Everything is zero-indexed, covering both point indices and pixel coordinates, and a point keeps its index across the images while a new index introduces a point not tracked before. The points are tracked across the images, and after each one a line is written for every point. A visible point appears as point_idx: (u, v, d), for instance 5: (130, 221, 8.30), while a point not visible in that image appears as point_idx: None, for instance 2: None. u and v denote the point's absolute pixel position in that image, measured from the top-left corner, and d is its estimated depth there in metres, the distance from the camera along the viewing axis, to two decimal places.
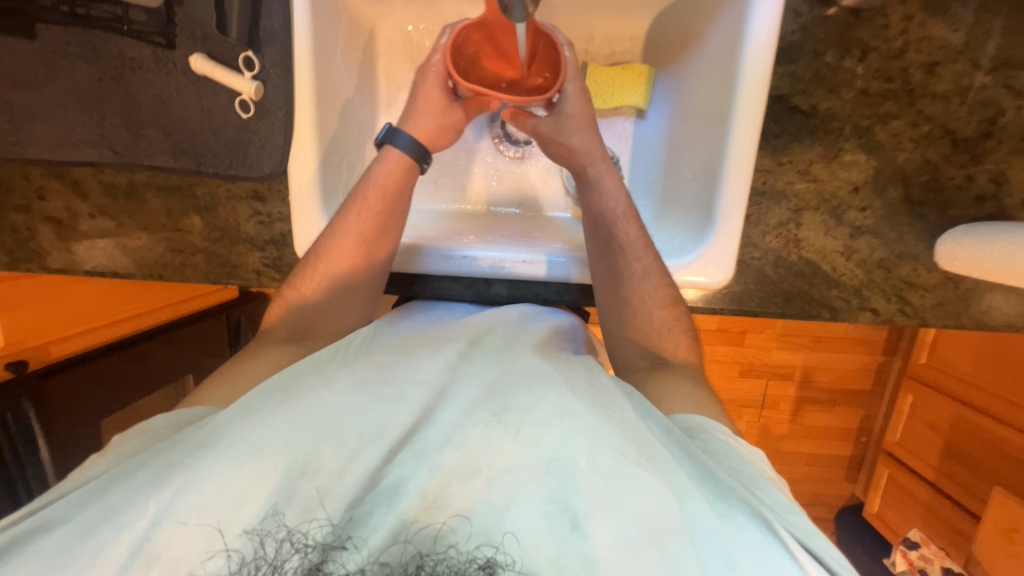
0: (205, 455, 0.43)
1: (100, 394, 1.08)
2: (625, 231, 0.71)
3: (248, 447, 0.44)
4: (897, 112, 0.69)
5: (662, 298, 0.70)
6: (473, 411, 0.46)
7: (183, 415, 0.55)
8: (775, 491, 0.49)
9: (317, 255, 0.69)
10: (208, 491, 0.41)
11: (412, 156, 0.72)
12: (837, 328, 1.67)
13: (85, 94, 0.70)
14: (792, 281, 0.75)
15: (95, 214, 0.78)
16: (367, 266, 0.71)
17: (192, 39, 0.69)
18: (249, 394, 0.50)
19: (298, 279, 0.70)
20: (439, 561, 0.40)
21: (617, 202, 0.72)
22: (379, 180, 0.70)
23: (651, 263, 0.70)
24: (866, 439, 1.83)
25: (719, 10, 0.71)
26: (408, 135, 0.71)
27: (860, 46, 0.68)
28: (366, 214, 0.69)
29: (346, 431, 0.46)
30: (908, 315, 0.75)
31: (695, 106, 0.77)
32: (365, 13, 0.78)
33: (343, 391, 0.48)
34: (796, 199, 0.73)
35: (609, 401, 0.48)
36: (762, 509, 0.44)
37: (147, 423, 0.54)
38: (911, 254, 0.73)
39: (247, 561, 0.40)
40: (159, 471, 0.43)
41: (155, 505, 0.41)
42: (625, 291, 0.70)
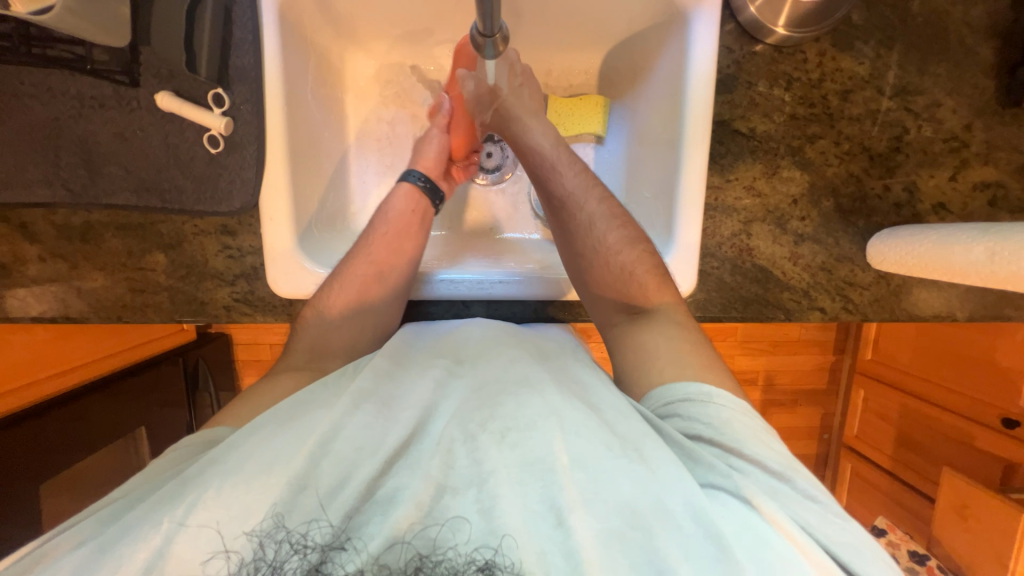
0: (221, 469, 0.45)
1: (40, 456, 0.97)
2: (559, 179, 0.73)
3: (258, 462, 0.45)
4: (822, 133, 0.79)
5: (616, 239, 0.70)
6: (464, 421, 0.49)
7: (212, 434, 0.54)
8: (761, 449, 0.50)
9: (333, 278, 0.70)
10: (219, 503, 0.43)
11: (421, 188, 0.79)
12: (793, 331, 1.80)
13: (38, 134, 0.68)
14: (748, 286, 0.81)
15: (45, 256, 0.74)
16: (382, 287, 0.70)
17: (158, 77, 0.68)
18: (266, 414, 0.52)
19: (314, 303, 0.69)
20: (439, 563, 0.41)
21: (547, 152, 0.75)
22: (394, 210, 0.76)
23: (596, 207, 0.71)
24: (827, 435, 1.95)
25: (662, 47, 0.80)
26: (415, 173, 0.79)
27: (785, 77, 0.77)
28: (381, 237, 0.73)
29: (345, 447, 0.47)
30: (851, 311, 0.83)
31: (650, 132, 0.84)
32: (335, 53, 0.82)
33: (343, 409, 0.50)
34: (745, 212, 0.80)
35: (595, 400, 0.52)
36: (744, 484, 0.46)
37: (179, 443, 0.55)
38: (847, 256, 0.81)
39: (247, 561, 0.41)
40: (179, 488, 0.45)
41: (170, 520, 0.42)
42: (578, 243, 0.71)
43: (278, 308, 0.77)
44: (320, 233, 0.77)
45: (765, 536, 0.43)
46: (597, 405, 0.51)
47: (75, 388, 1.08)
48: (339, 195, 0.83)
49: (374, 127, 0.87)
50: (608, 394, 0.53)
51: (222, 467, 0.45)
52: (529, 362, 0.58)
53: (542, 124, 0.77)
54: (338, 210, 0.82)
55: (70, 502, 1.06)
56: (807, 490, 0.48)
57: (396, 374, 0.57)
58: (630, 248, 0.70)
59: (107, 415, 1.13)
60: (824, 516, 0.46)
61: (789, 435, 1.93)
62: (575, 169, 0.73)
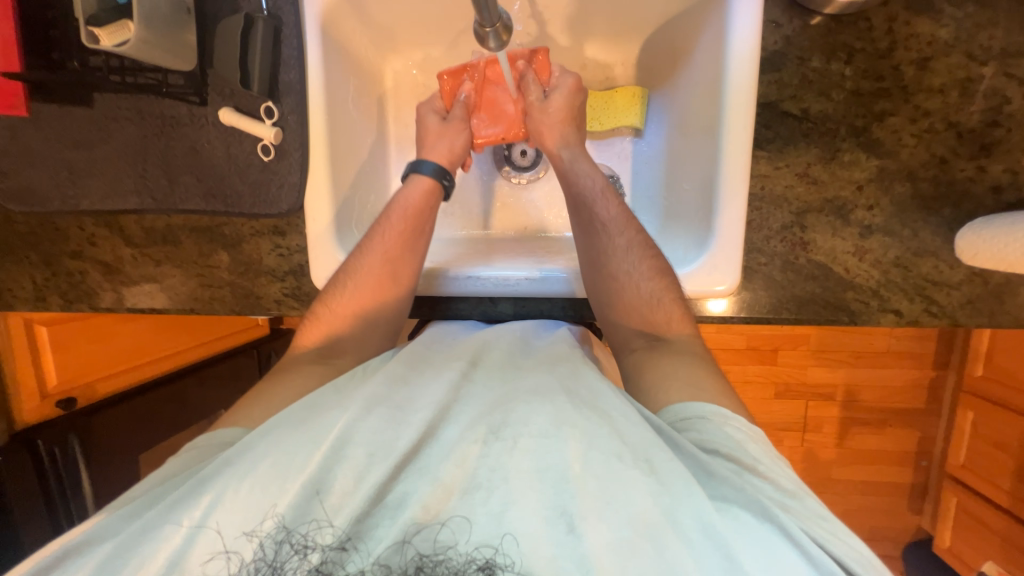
0: (234, 473, 0.47)
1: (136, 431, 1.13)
2: (604, 207, 0.74)
3: (271, 465, 0.48)
4: (894, 109, 0.69)
5: (648, 270, 0.71)
6: (472, 427, 0.50)
7: (222, 435, 0.59)
8: (775, 475, 0.51)
9: (347, 271, 0.74)
10: (232, 507, 0.46)
11: (434, 177, 0.78)
12: (880, 340, 1.59)
13: (131, 150, 0.80)
14: (803, 284, 0.73)
15: (136, 256, 0.86)
16: (396, 284, 0.75)
17: (222, 96, 0.77)
18: (283, 413, 0.55)
19: (329, 298, 0.74)
20: (440, 562, 0.44)
21: (594, 181, 0.76)
22: (404, 203, 0.76)
23: (634, 236, 0.73)
24: (926, 463, 1.69)
25: (702, 29, 0.74)
26: (431, 163, 0.78)
27: (846, 49, 0.69)
28: (393, 235, 0.74)
29: (358, 452, 0.49)
30: (936, 314, 0.71)
31: (691, 121, 0.79)
32: (374, 62, 0.87)
33: (355, 412, 0.51)
34: (798, 202, 0.72)
35: (607, 407, 0.51)
36: (760, 497, 0.46)
37: (193, 442, 0.59)
38: (929, 250, 0.70)
39: (247, 561, 0.45)
40: (188, 490, 0.48)
41: (187, 521, 0.46)
42: (613, 265, 0.72)
43: None
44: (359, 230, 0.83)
45: (781, 559, 0.42)
46: (611, 412, 0.50)
47: (158, 375, 1.23)
48: (379, 197, 0.88)
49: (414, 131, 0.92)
50: (621, 400, 0.52)
51: (234, 469, 0.48)
52: (541, 370, 0.58)
53: (588, 157, 0.79)
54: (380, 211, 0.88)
55: None
56: (818, 509, 0.48)
57: (408, 377, 0.58)
58: (659, 278, 0.70)
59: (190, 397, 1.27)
60: (837, 534, 0.46)
61: (876, 460, 1.70)
62: (618, 200, 0.75)
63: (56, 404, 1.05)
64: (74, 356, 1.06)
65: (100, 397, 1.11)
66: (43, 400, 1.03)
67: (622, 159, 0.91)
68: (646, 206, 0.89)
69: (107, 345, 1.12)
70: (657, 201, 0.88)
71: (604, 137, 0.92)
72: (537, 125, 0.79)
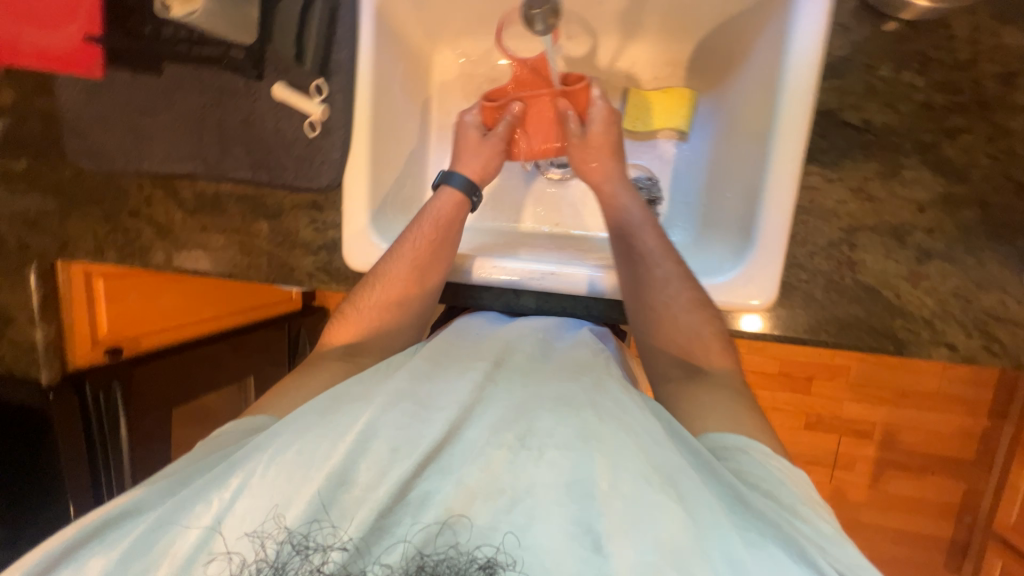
0: (260, 459, 0.49)
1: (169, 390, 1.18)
2: (642, 239, 0.72)
3: (297, 452, 0.49)
4: (968, 126, 0.63)
5: (687, 300, 0.68)
6: (497, 432, 0.50)
7: (251, 422, 0.62)
8: (817, 519, 0.48)
9: (376, 276, 0.75)
10: (257, 493, 0.47)
11: (463, 191, 0.80)
12: (930, 383, 1.49)
13: (191, 118, 0.84)
14: (846, 306, 0.68)
15: (185, 219, 0.90)
16: (421, 287, 0.76)
17: (277, 71, 0.80)
18: (308, 403, 0.55)
19: (358, 298, 0.76)
20: (441, 561, 0.45)
21: (634, 215, 0.75)
22: (433, 213, 0.77)
23: (672, 268, 0.70)
24: (970, 519, 1.56)
25: (764, 32, 0.72)
26: (461, 176, 0.80)
27: (920, 58, 0.64)
28: (421, 242, 0.75)
29: (381, 447, 0.49)
30: (996, 353, 0.65)
31: (741, 128, 0.77)
32: (422, 49, 0.88)
33: (380, 405, 0.52)
34: (849, 218, 0.67)
35: (633, 421, 0.50)
36: (799, 538, 0.44)
37: (225, 428, 0.62)
38: (994, 282, 0.64)
39: (248, 562, 0.46)
40: (214, 479, 0.50)
41: (217, 502, 0.48)
42: (651, 294, 0.69)
43: (349, 279, 0.85)
44: (392, 212, 0.85)
45: None
46: (637, 429, 0.50)
47: (197, 337, 1.30)
48: (414, 182, 0.90)
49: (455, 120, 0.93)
50: (646, 415, 0.51)
51: (260, 455, 0.49)
52: (565, 378, 0.57)
53: (631, 190, 0.79)
54: (414, 196, 0.90)
55: (191, 430, 1.27)
56: (861, 559, 0.45)
57: (433, 374, 0.58)
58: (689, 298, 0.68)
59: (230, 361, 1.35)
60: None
61: (912, 508, 1.58)
62: (659, 233, 0.73)
63: (104, 352, 1.09)
64: (129, 309, 1.13)
65: (142, 351, 1.17)
66: (94, 346, 1.07)
67: (663, 163, 0.89)
68: (683, 212, 0.86)
69: (156, 301, 1.20)
70: (695, 208, 0.85)
71: (645, 138, 0.89)
72: (574, 152, 0.79)
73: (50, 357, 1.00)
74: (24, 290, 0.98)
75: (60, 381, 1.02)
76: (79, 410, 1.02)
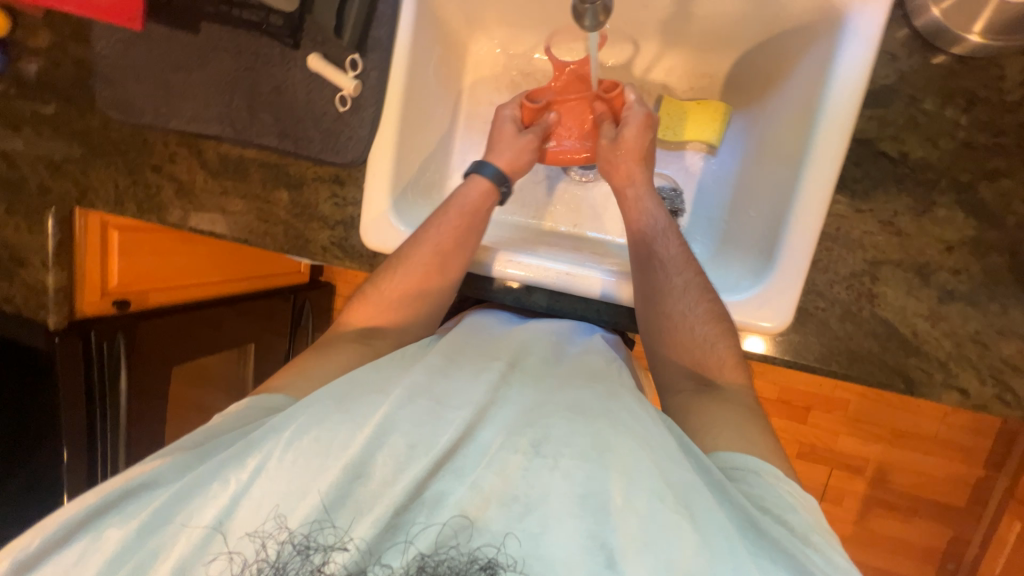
0: (277, 443, 0.51)
1: (173, 349, 1.19)
2: (665, 247, 0.72)
3: (314, 442, 0.50)
4: (1008, 170, 0.62)
5: (704, 313, 0.67)
6: (512, 436, 0.50)
7: (271, 401, 0.63)
8: (829, 549, 0.48)
9: (399, 258, 0.76)
10: (273, 477, 0.49)
11: (493, 181, 0.79)
12: (929, 426, 1.47)
13: (223, 80, 0.84)
14: (862, 339, 0.67)
15: (207, 179, 0.90)
16: (443, 273, 0.75)
17: (314, 42, 0.80)
18: (324, 389, 0.56)
19: (379, 279, 0.76)
20: (441, 562, 0.46)
21: (657, 220, 0.75)
22: (461, 200, 0.77)
23: (692, 278, 0.70)
24: (954, 566, 1.54)
25: (807, 54, 0.70)
26: (493, 167, 0.79)
27: (966, 96, 0.63)
28: (447, 228, 0.75)
29: (398, 442, 0.50)
30: (1008, 403, 0.64)
31: (773, 148, 0.76)
32: (460, 35, 0.88)
33: (397, 399, 0.52)
34: (874, 250, 0.66)
35: (650, 437, 0.51)
36: (811, 567, 0.45)
37: (244, 402, 0.64)
38: (1015, 331, 0.63)
39: (248, 562, 0.47)
40: (229, 459, 0.52)
41: (235, 482, 0.50)
42: (667, 301, 0.69)
43: (363, 258, 0.85)
44: (412, 194, 0.85)
45: None
46: (654, 444, 0.50)
47: (203, 299, 1.31)
48: (436, 167, 0.89)
49: (485, 111, 0.93)
50: (663, 433, 0.52)
51: (276, 440, 0.51)
52: (580, 385, 0.57)
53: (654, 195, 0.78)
54: (435, 181, 0.90)
55: (189, 390, 1.28)
56: None
57: (448, 370, 0.58)
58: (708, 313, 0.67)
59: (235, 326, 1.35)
60: None
61: (896, 549, 1.57)
62: (680, 240, 0.73)
63: (111, 303, 1.10)
64: (141, 262, 1.14)
65: (147, 306, 1.18)
66: (102, 296, 1.08)
67: (688, 175, 0.88)
68: (704, 226, 0.85)
69: (170, 259, 1.21)
70: (716, 224, 0.84)
71: (675, 148, 0.88)
72: (602, 154, 0.78)
73: (59, 302, 1.01)
74: (42, 233, 0.98)
75: (67, 326, 1.02)
76: (81, 358, 1.02)
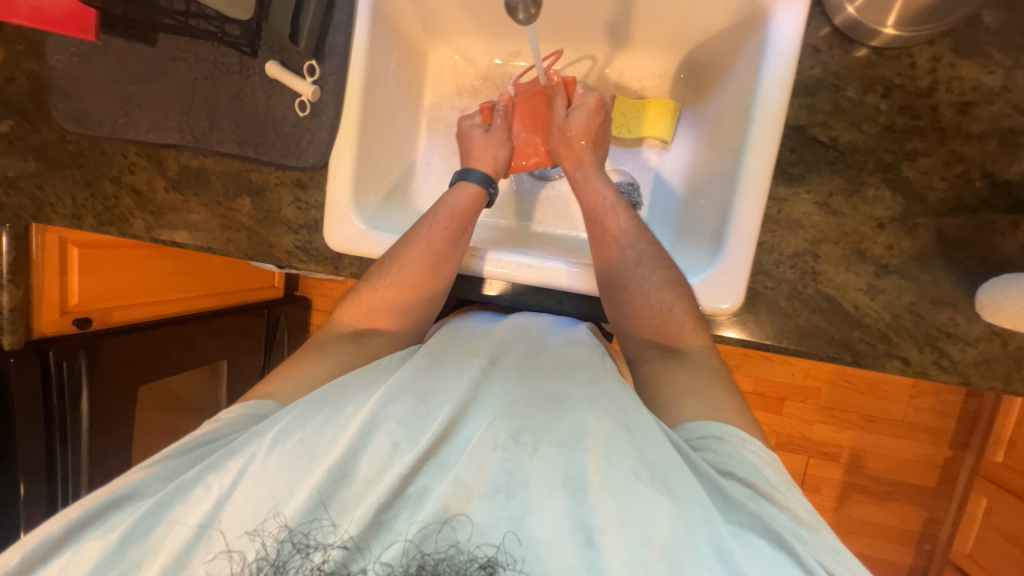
0: (261, 447, 0.50)
1: (136, 371, 1.13)
2: (614, 221, 0.76)
3: (297, 446, 0.50)
4: (926, 150, 0.67)
5: (658, 279, 0.70)
6: (495, 429, 0.50)
7: (261, 407, 0.61)
8: (793, 503, 0.51)
9: (391, 258, 0.76)
10: (257, 481, 0.49)
11: (482, 185, 0.82)
12: (896, 409, 1.52)
13: (181, 89, 0.85)
14: (809, 315, 0.70)
15: (168, 189, 0.90)
16: (435, 273, 0.75)
17: (272, 50, 0.81)
18: (306, 398, 0.56)
19: (371, 280, 0.76)
20: (441, 561, 0.45)
21: (607, 197, 0.79)
22: (452, 203, 0.79)
23: (645, 249, 0.73)
24: (930, 546, 1.58)
25: (742, 50, 0.75)
26: (478, 171, 0.82)
27: (884, 83, 0.68)
28: (438, 229, 0.76)
29: (382, 441, 0.50)
30: (946, 369, 0.67)
31: (719, 140, 0.80)
32: (418, 43, 0.91)
33: (379, 399, 0.52)
34: (814, 230, 0.70)
35: (629, 419, 0.52)
36: (776, 526, 0.47)
37: (228, 411, 0.61)
38: (946, 300, 0.67)
39: (248, 560, 0.46)
40: (218, 462, 0.51)
41: (217, 487, 0.49)
42: (625, 275, 0.72)
43: (328, 260, 0.85)
44: (376, 195, 0.86)
45: None
46: (632, 425, 0.51)
47: (171, 316, 1.29)
48: (402, 170, 0.92)
49: (446, 115, 0.95)
50: (642, 414, 0.52)
51: (258, 446, 0.50)
52: (561, 376, 0.58)
53: (602, 175, 0.82)
54: (401, 183, 0.91)
55: (160, 411, 1.24)
56: (834, 544, 0.48)
57: (431, 370, 0.58)
58: (665, 290, 0.70)
59: (209, 346, 1.33)
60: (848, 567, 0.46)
61: (875, 533, 1.60)
62: (630, 213, 0.77)
63: (72, 322, 1.07)
64: (104, 279, 1.12)
65: (112, 323, 1.15)
66: (62, 315, 1.05)
67: (643, 169, 0.92)
68: (662, 218, 0.89)
69: (135, 274, 1.19)
70: (673, 215, 0.87)
71: (631, 145, 0.92)
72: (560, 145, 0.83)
73: (14, 324, 0.96)
74: None
75: (23, 347, 0.98)
76: (39, 377, 0.98)
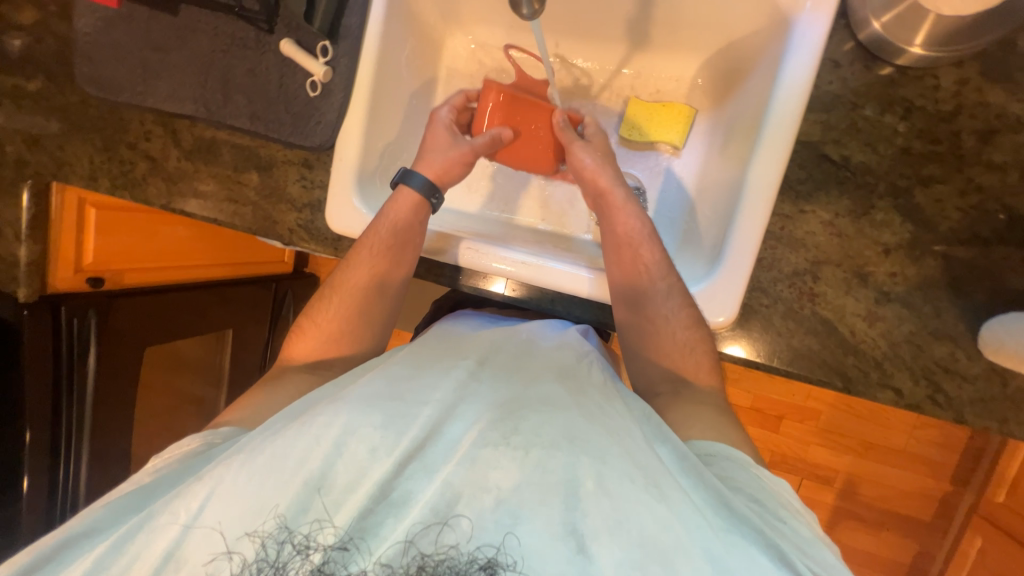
0: (232, 465, 0.50)
1: (144, 336, 1.17)
2: (648, 251, 0.72)
3: (270, 457, 0.49)
4: (942, 176, 0.65)
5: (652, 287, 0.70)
6: (483, 432, 0.50)
7: (213, 435, 0.61)
8: (797, 524, 0.50)
9: (337, 286, 0.76)
10: (228, 497, 0.48)
11: (422, 193, 0.78)
12: (897, 438, 1.49)
13: (199, 61, 0.86)
14: (803, 337, 0.68)
15: (181, 159, 0.92)
16: (382, 293, 0.77)
17: (288, 28, 0.82)
18: (279, 415, 0.57)
19: (319, 310, 0.76)
20: (441, 562, 0.44)
21: (642, 225, 0.74)
22: (389, 217, 0.76)
23: (675, 282, 0.70)
24: None
25: (762, 57, 0.73)
26: (421, 177, 0.78)
27: (905, 104, 0.65)
28: (378, 248, 0.75)
29: (359, 446, 0.50)
30: (941, 405, 0.65)
31: (732, 149, 0.78)
32: (434, 30, 0.91)
33: (355, 407, 0.52)
34: (816, 250, 0.68)
35: (611, 425, 0.52)
36: (779, 542, 0.46)
37: (186, 441, 0.61)
38: (948, 334, 0.65)
39: (248, 561, 0.46)
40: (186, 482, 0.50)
41: (185, 512, 0.48)
42: (621, 285, 0.71)
43: (327, 241, 0.86)
44: (381, 180, 0.87)
45: None
46: (618, 432, 0.52)
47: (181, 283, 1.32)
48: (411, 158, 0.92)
49: None
50: (625, 421, 0.53)
51: (228, 464, 0.50)
52: (549, 381, 0.58)
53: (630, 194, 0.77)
54: None
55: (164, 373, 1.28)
56: (832, 558, 0.48)
57: (415, 373, 0.58)
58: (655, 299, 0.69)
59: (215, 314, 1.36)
60: None
61: (863, 562, 1.57)
62: (661, 248, 0.72)
63: (85, 279, 1.10)
64: (121, 241, 1.15)
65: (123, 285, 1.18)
66: (76, 272, 1.07)
67: (652, 174, 0.89)
68: (666, 226, 0.87)
69: (152, 239, 1.22)
70: (678, 223, 0.86)
71: (642, 148, 0.90)
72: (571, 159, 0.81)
73: (31, 277, 1.01)
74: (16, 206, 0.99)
75: (37, 300, 1.02)
76: (51, 329, 1.02)
